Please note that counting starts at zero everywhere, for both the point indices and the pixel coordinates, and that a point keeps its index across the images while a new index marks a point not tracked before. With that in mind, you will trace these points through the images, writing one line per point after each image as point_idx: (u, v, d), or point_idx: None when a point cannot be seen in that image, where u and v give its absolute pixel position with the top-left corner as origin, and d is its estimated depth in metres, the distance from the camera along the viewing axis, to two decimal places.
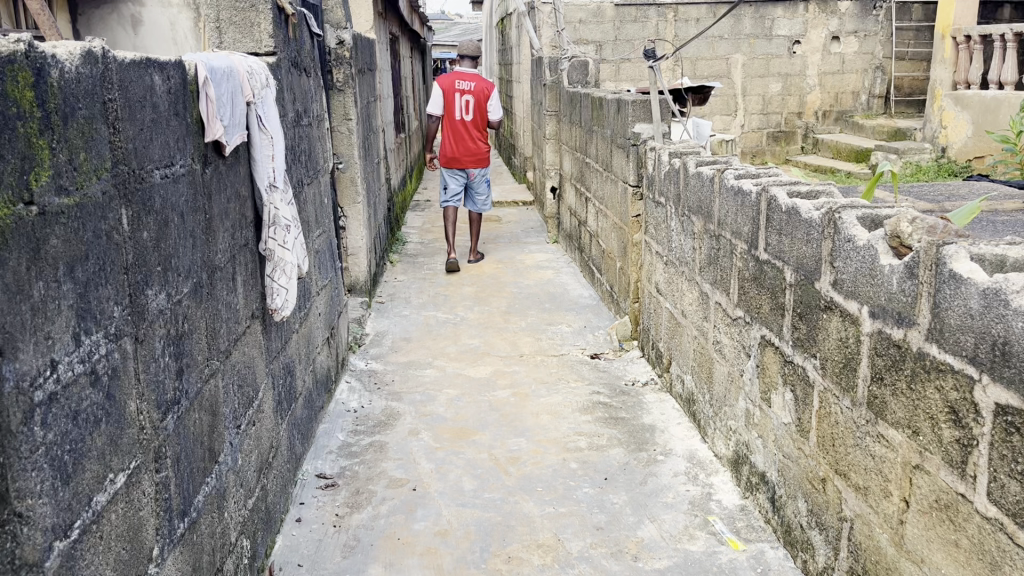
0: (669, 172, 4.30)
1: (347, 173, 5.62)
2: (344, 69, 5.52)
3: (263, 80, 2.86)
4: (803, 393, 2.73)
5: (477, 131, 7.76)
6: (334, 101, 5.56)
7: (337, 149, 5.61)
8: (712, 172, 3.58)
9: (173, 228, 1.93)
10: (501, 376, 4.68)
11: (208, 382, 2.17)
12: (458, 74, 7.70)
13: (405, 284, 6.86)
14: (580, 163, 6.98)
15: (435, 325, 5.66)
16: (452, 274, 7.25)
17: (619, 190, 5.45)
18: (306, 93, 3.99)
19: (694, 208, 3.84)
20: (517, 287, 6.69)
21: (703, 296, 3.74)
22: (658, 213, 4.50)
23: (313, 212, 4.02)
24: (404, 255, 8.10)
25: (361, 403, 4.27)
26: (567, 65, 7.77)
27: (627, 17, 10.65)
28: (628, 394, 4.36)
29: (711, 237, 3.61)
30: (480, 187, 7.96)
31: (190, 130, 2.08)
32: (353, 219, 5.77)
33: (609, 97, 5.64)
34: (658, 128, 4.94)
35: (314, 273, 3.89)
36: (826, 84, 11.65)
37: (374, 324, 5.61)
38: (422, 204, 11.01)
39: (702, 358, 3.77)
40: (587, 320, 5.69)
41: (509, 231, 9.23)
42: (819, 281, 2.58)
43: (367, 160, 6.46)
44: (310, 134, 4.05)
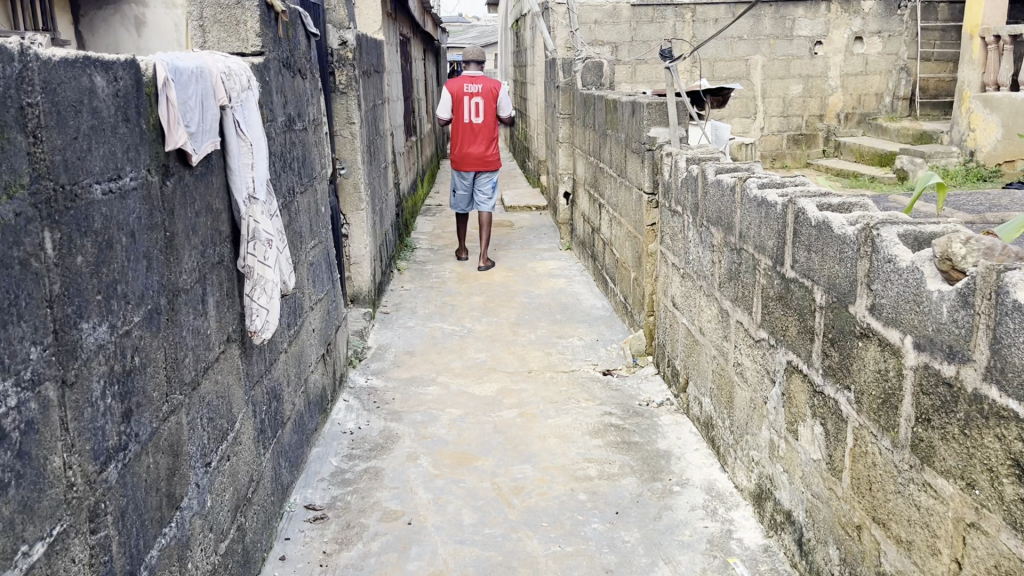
0: (686, 179, 4.04)
1: (350, 179, 5.39)
2: (347, 71, 5.30)
3: (243, 81, 2.61)
4: (834, 428, 2.46)
5: (487, 134, 7.53)
6: (336, 105, 5.33)
7: (339, 154, 5.39)
8: (733, 180, 3.32)
9: (121, 249, 1.69)
10: (507, 394, 4.42)
11: (167, 420, 1.94)
12: (467, 76, 7.52)
13: (412, 293, 6.63)
14: (593, 168, 6.72)
15: (441, 338, 5.42)
16: (461, 282, 7.01)
17: (633, 196, 5.19)
18: (300, 95, 3.76)
19: (713, 219, 3.58)
20: (528, 297, 6.44)
21: (722, 314, 3.48)
22: (675, 223, 4.23)
23: (307, 222, 3.78)
24: (412, 262, 7.88)
25: (358, 424, 4.03)
26: (581, 66, 7.53)
27: (644, 17, 10.38)
28: (642, 415, 4.10)
29: (732, 251, 3.35)
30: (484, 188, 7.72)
31: (145, 138, 1.84)
32: (356, 227, 5.54)
33: (625, 99, 5.39)
34: (675, 132, 4.69)
35: (307, 287, 3.65)
36: (849, 86, 11.34)
37: (377, 337, 5.38)
38: (433, 208, 10.79)
39: (722, 381, 3.50)
40: (600, 333, 5.43)
41: (522, 237, 8.99)
42: (854, 305, 2.32)
43: (372, 164, 6.23)
44: (305, 140, 3.82)
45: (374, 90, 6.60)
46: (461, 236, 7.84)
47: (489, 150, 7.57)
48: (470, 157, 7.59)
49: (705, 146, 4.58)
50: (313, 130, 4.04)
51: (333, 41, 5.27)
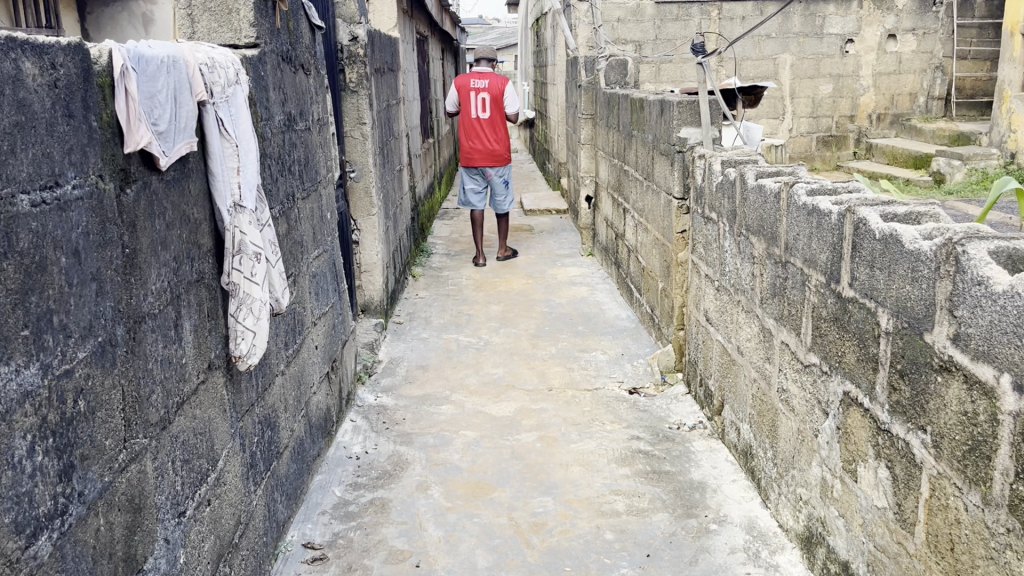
0: (722, 184, 3.71)
1: (361, 183, 5.12)
2: (358, 68, 5.02)
3: (229, 74, 2.31)
4: (904, 473, 2.13)
5: (494, 129, 7.41)
6: (347, 104, 5.05)
7: (350, 156, 5.11)
8: (778, 186, 3.00)
9: (59, 271, 1.39)
10: (525, 415, 4.11)
11: (125, 471, 1.63)
12: (473, 73, 7.45)
13: (427, 302, 6.33)
14: (617, 170, 6.40)
15: (456, 351, 5.12)
16: (478, 290, 6.71)
17: (661, 201, 4.87)
18: (303, 92, 3.47)
19: (753, 227, 3.26)
20: (548, 306, 6.13)
21: (764, 333, 3.15)
22: (709, 231, 3.91)
23: (310, 231, 3.49)
24: (428, 268, 7.58)
25: (365, 448, 3.73)
26: (604, 64, 7.21)
27: (669, 15, 10.04)
28: (672, 440, 3.77)
29: (775, 264, 3.03)
30: (496, 187, 7.58)
31: (97, 137, 1.55)
32: (367, 233, 5.25)
33: (652, 98, 5.07)
34: (708, 133, 4.36)
35: (308, 302, 3.36)
36: (881, 85, 10.94)
37: (388, 350, 5.08)
38: (450, 212, 10.49)
39: (764, 408, 3.17)
40: (625, 347, 5.10)
41: (542, 241, 8.68)
42: (930, 333, 1.99)
43: (385, 167, 5.94)
44: (308, 141, 3.53)
45: (388, 89, 6.32)
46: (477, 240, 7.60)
47: (497, 146, 7.45)
48: (479, 153, 7.45)
49: (740, 147, 4.26)
50: (318, 131, 3.76)
51: (343, 37, 4.98)
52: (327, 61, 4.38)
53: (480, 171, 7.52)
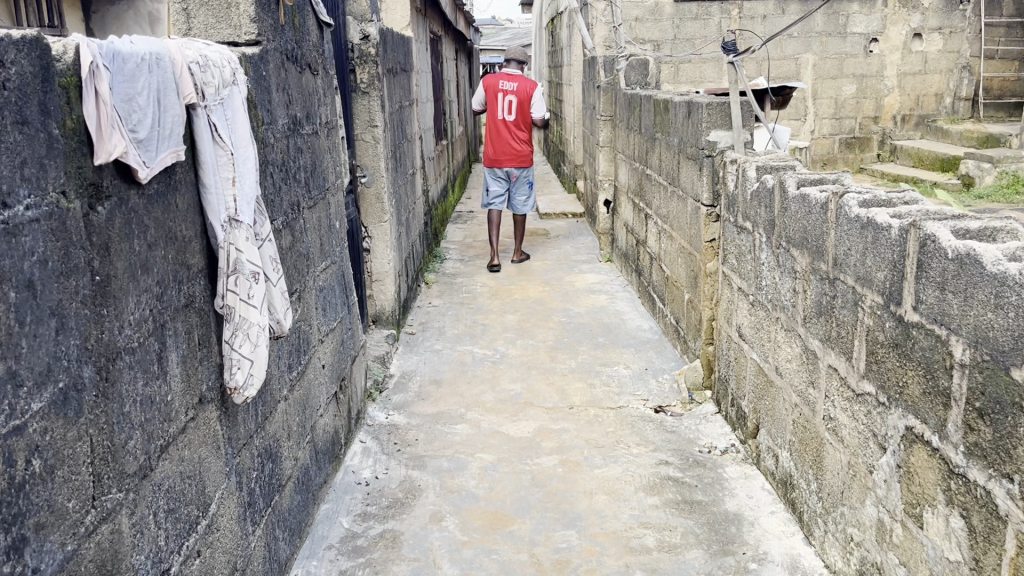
0: (757, 192, 3.46)
1: (372, 188, 4.90)
2: (369, 68, 4.80)
3: (223, 72, 2.08)
4: (982, 525, 1.89)
5: (520, 131, 7.51)
6: (358, 106, 4.83)
7: (360, 161, 4.88)
8: (826, 195, 2.75)
9: (5, 309, 1.17)
10: (545, 436, 3.88)
11: (94, 537, 1.41)
12: (502, 74, 7.49)
13: (440, 311, 6.10)
14: (638, 174, 6.15)
15: (471, 364, 4.88)
16: (493, 298, 6.48)
17: (687, 208, 4.62)
18: (309, 93, 3.25)
19: (796, 240, 3.01)
20: (566, 316, 5.89)
21: (808, 354, 2.90)
22: (742, 241, 3.66)
23: (317, 242, 3.26)
24: (441, 274, 7.36)
25: (375, 473, 3.50)
26: (624, 64, 6.97)
27: (688, 14, 9.78)
28: (703, 465, 3.53)
29: (821, 280, 2.78)
30: (519, 188, 7.71)
31: (59, 148, 1.32)
32: (379, 240, 5.03)
33: (678, 99, 4.83)
34: (739, 136, 4.11)
35: (314, 318, 3.13)
36: (906, 86, 10.64)
37: (400, 363, 4.85)
38: (464, 215, 10.27)
39: (807, 436, 2.93)
40: (649, 361, 4.86)
41: (559, 246, 8.44)
42: (1017, 368, 1.74)
43: (398, 171, 5.71)
44: (315, 146, 3.31)
45: (401, 90, 6.11)
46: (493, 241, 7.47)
47: (522, 148, 7.57)
48: (504, 155, 7.59)
49: (773, 152, 4.01)
50: (327, 135, 3.54)
51: (354, 36, 4.76)
52: (337, 60, 4.16)
53: (504, 172, 7.67)
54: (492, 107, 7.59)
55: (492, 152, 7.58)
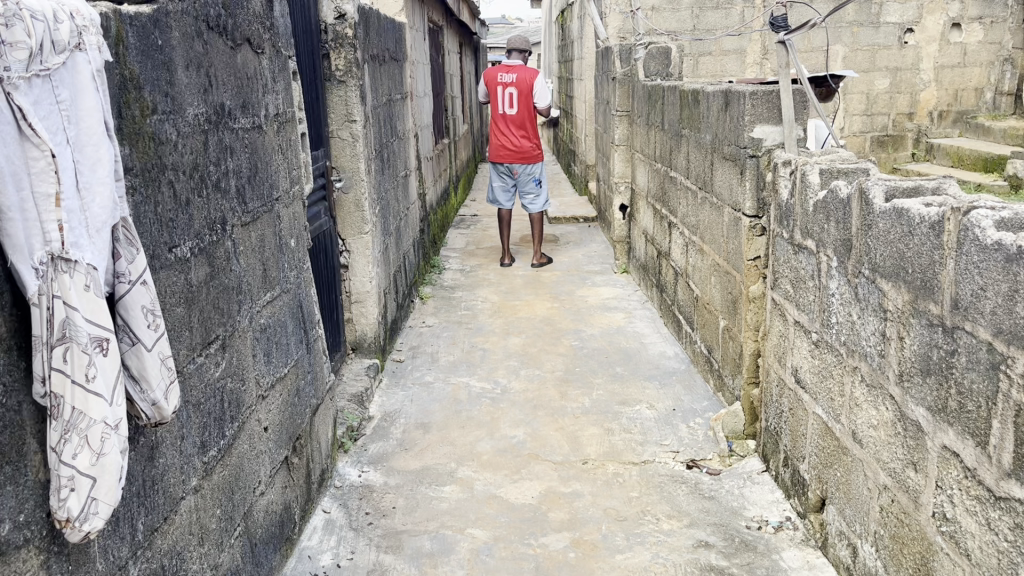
0: (823, 203, 2.72)
1: (350, 194, 4.19)
2: (346, 54, 4.07)
3: (49, 27, 1.33)
4: None
5: (522, 125, 6.92)
6: (332, 98, 4.11)
7: (336, 161, 4.17)
8: (937, 211, 2.00)
9: None
10: (552, 503, 3.14)
11: None
12: (501, 66, 6.94)
13: (434, 332, 5.37)
14: (660, 176, 5.42)
15: (466, 401, 4.14)
16: (495, 316, 5.75)
17: (723, 219, 3.88)
18: (247, 75, 2.51)
19: (884, 269, 2.27)
20: (578, 338, 5.15)
21: (910, 425, 2.15)
22: (802, 264, 2.92)
23: (260, 267, 2.54)
24: (439, 287, 6.63)
25: (339, 558, 2.77)
26: (642, 53, 6.21)
27: (709, 2, 9.02)
28: (755, 549, 2.78)
29: (929, 326, 2.04)
30: (525, 186, 7.13)
31: None
32: (360, 255, 4.30)
33: (710, 89, 4.09)
34: (791, 132, 3.37)
35: (251, 367, 2.40)
36: (943, 80, 9.82)
37: (382, 402, 4.11)
38: (468, 220, 9.54)
39: (906, 534, 2.18)
40: (677, 399, 4.11)
41: (569, 255, 7.69)
42: None
43: (385, 173, 4.98)
44: (257, 141, 2.57)
45: (390, 81, 5.39)
46: (503, 239, 7.32)
47: (527, 143, 6.98)
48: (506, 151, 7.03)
49: (834, 151, 3.27)
50: (278, 130, 2.81)
51: (327, 14, 4.05)
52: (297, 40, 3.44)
53: (508, 169, 7.10)
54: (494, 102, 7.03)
55: (494, 147, 7.05)
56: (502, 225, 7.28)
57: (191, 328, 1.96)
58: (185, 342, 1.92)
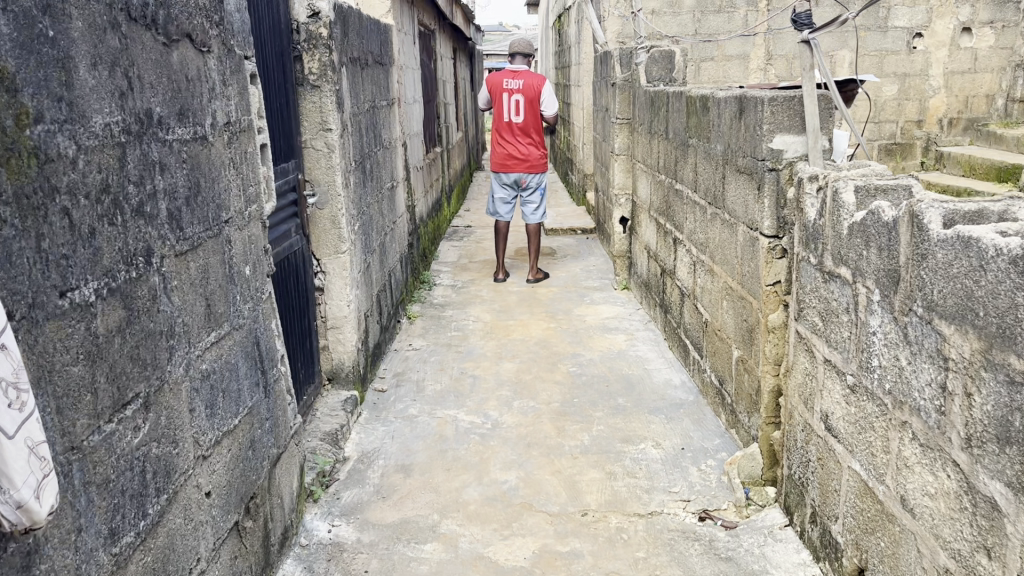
0: (861, 225, 2.35)
1: (325, 210, 3.81)
2: (320, 56, 3.69)
3: None
4: None
5: (529, 134, 6.57)
6: (305, 105, 3.74)
7: (309, 174, 3.79)
8: (1017, 245, 1.62)
9: None
10: (548, 565, 2.75)
11: None
12: (507, 71, 6.56)
13: (422, 356, 4.99)
14: (664, 188, 5.05)
15: (452, 439, 3.75)
16: (487, 338, 5.37)
17: (737, 238, 3.50)
18: (185, 77, 2.13)
19: (944, 310, 1.89)
20: (576, 364, 4.77)
21: (981, 502, 1.77)
22: (833, 294, 2.55)
23: (202, 302, 2.15)
24: (428, 305, 6.25)
25: None
26: (644, 57, 5.84)
27: (711, 6, 8.66)
28: None
29: (1008, 384, 1.66)
30: (530, 196, 6.78)
31: None
32: (337, 277, 3.91)
33: (721, 95, 3.72)
34: (816, 143, 2.99)
35: (188, 423, 2.01)
36: (953, 86, 9.45)
37: (359, 440, 3.73)
38: (461, 231, 9.16)
39: None
40: (685, 436, 3.73)
41: (566, 269, 7.32)
42: None
43: (367, 185, 4.61)
44: (199, 155, 2.19)
45: (374, 86, 5.02)
46: (498, 253, 6.94)
47: (534, 153, 6.64)
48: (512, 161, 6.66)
49: (864, 164, 2.90)
50: (229, 142, 2.42)
51: (300, 13, 3.68)
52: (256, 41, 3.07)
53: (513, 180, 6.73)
54: (498, 110, 6.65)
55: (498, 156, 6.66)
56: (497, 238, 6.91)
57: (95, 391, 1.57)
58: (85, 410, 1.53)
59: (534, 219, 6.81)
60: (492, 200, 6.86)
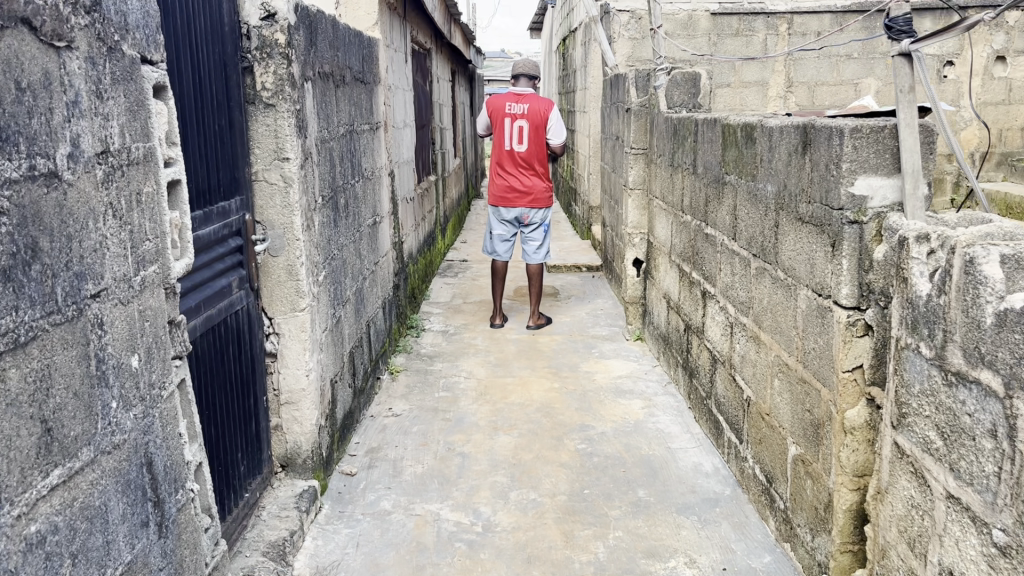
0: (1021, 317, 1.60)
1: (281, 259, 3.08)
2: (273, 69, 2.96)
3: None
4: None
5: (533, 165, 5.85)
6: (255, 128, 3.01)
7: (260, 213, 3.06)
8: None
9: None
10: None
11: None
12: (510, 94, 5.85)
13: (403, 425, 4.22)
14: (689, 230, 4.32)
15: (432, 549, 2.99)
16: (480, 400, 4.61)
17: (797, 304, 2.76)
18: (16, 83, 1.39)
19: None
20: (586, 438, 4.01)
21: None
22: (966, 406, 1.80)
23: (32, 428, 1.40)
24: (415, 355, 5.49)
25: None
26: (664, 80, 5.17)
27: (728, 28, 8.01)
28: None
29: None
30: (532, 233, 6.05)
31: None
32: (293, 341, 3.16)
33: (773, 123, 3.00)
34: (914, 189, 2.26)
35: None
36: (986, 118, 8.68)
37: (317, 548, 2.98)
38: (456, 266, 8.42)
39: None
40: (726, 549, 2.97)
41: (571, 313, 6.56)
42: None
43: (339, 224, 3.88)
44: (40, 202, 1.45)
45: (353, 107, 4.30)
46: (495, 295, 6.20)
47: (539, 185, 5.92)
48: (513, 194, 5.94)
49: (982, 218, 2.17)
50: (106, 179, 1.68)
51: (251, 14, 2.95)
52: (174, 46, 2.34)
53: (515, 216, 6.00)
54: (498, 136, 5.92)
55: (497, 189, 5.94)
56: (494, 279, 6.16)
57: None
58: None
59: (536, 260, 6.09)
60: (489, 237, 6.12)
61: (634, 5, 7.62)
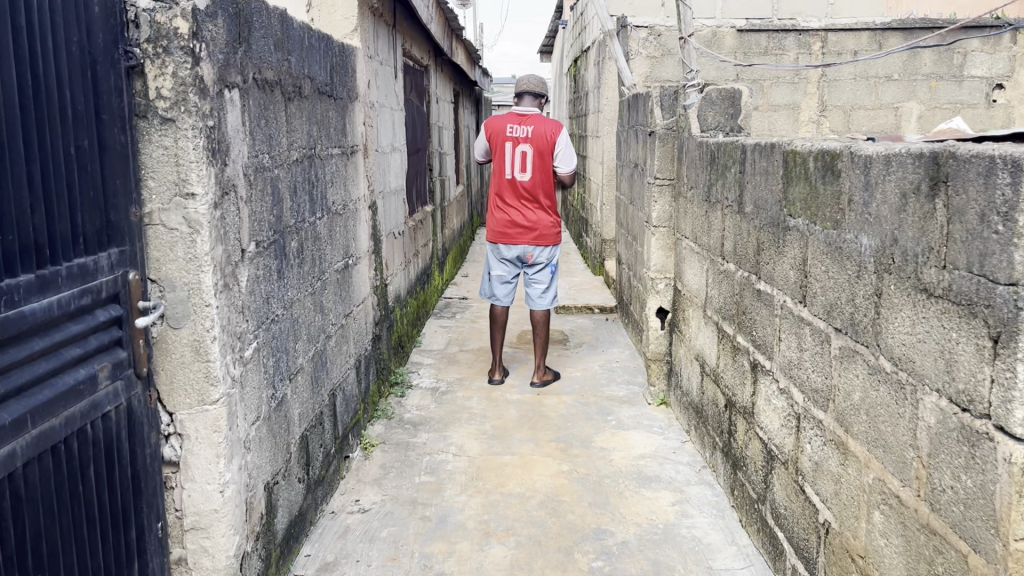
0: None
1: (186, 332, 2.22)
2: (168, 70, 2.10)
3: None
4: None
5: (537, 196, 5.01)
6: (146, 150, 2.15)
7: (155, 268, 2.19)
8: None
9: None
10: None
11: None
12: (512, 114, 5.03)
13: (369, 527, 3.33)
14: (733, 283, 3.45)
15: None
16: (468, 488, 3.72)
17: (921, 414, 1.88)
18: None
19: None
20: (602, 552, 3.11)
21: None
22: None
23: None
24: (397, 421, 4.62)
25: None
26: (696, 98, 4.36)
27: (756, 46, 7.16)
28: None
29: None
30: (536, 275, 5.18)
31: None
32: (203, 444, 2.28)
33: (875, 150, 2.13)
34: None
35: None
36: None
37: None
38: (454, 306, 7.56)
39: None
40: None
41: (584, 366, 5.67)
42: None
43: (288, 275, 3.02)
44: None
45: (314, 126, 3.46)
46: (495, 347, 5.33)
47: (545, 220, 5.06)
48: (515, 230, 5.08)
49: None
50: None
51: None
52: None
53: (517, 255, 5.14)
54: (498, 163, 5.09)
55: (497, 224, 5.09)
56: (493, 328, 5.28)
57: None
58: None
59: (541, 307, 5.20)
60: (487, 279, 5.25)
61: (653, 20, 6.82)
